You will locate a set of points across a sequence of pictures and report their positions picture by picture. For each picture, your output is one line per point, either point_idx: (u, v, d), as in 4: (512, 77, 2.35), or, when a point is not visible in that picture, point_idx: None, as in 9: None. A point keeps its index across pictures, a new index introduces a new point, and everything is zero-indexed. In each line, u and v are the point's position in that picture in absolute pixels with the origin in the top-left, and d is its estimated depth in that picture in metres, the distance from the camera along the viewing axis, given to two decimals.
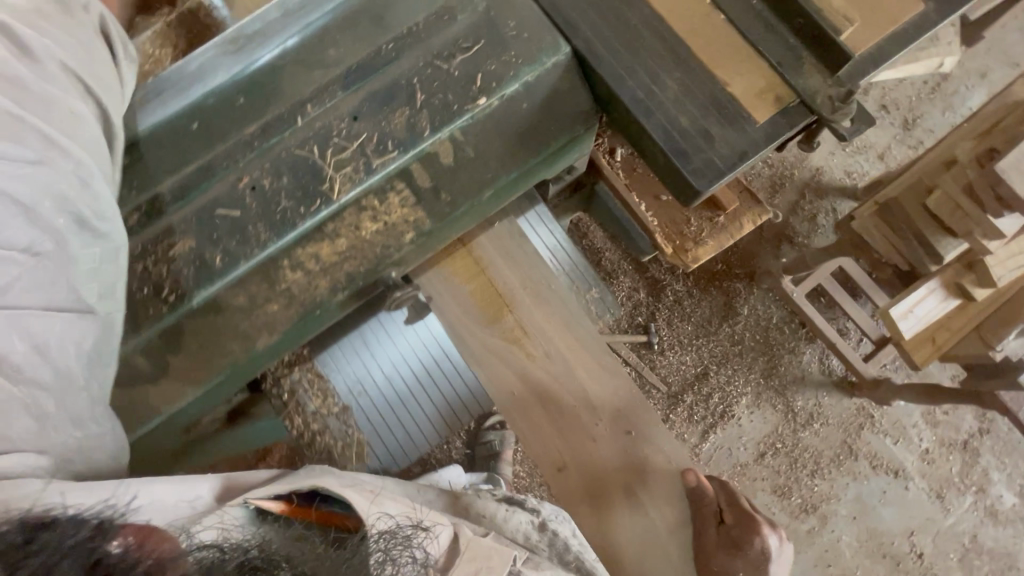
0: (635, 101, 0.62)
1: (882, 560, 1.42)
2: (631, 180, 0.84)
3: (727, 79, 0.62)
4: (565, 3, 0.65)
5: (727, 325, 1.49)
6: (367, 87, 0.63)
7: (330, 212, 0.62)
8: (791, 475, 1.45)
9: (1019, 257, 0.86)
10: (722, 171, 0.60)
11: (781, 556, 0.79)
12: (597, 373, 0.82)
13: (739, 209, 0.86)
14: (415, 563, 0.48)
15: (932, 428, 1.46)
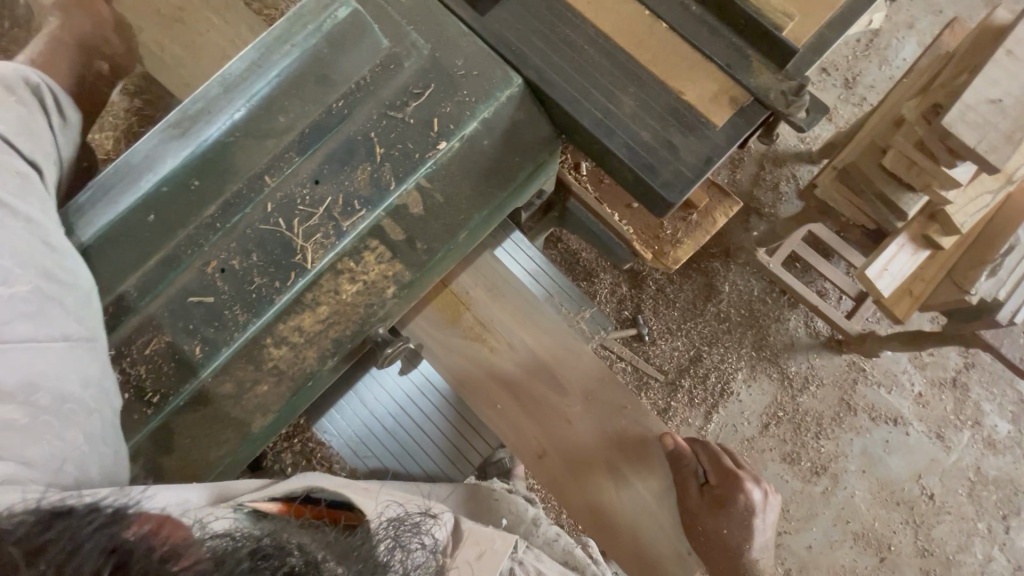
0: (595, 122, 0.62)
1: (897, 508, 1.45)
2: (600, 192, 0.87)
3: (681, 87, 0.63)
4: (509, 35, 0.64)
5: (712, 305, 1.51)
6: (323, 149, 0.62)
7: (307, 281, 0.62)
8: (798, 441, 1.47)
9: (980, 203, 0.89)
10: (691, 179, 0.60)
11: (766, 508, 0.83)
12: (563, 355, 0.82)
13: (710, 205, 0.88)
14: (424, 548, 0.57)
15: (920, 372, 1.50)
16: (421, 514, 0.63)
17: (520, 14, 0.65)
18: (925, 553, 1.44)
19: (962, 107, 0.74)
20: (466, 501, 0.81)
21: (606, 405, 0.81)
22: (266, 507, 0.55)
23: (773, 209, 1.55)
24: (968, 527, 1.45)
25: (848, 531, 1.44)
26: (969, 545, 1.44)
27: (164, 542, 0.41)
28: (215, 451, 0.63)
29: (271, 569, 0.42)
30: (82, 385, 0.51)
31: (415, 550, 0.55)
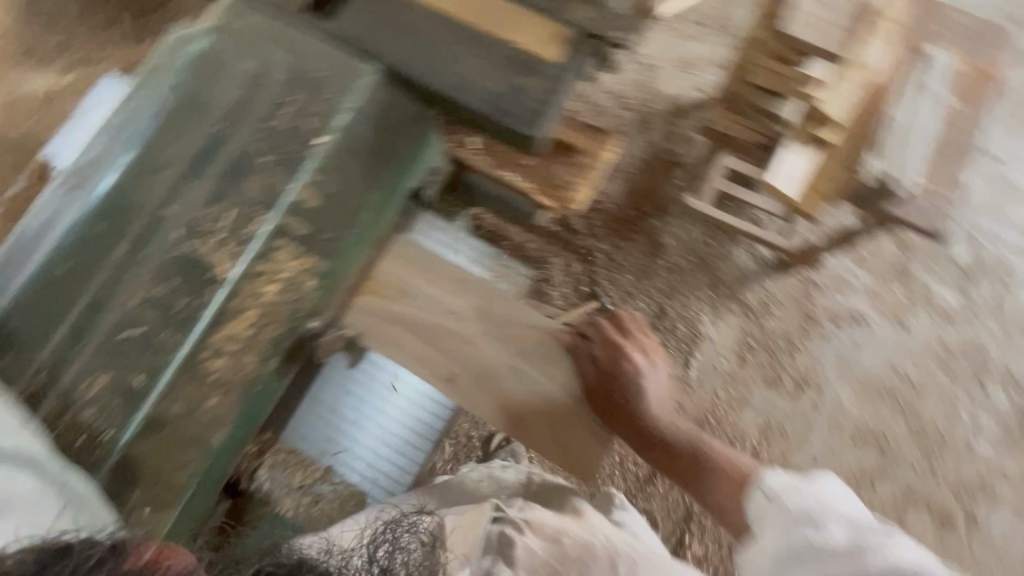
0: (458, 83, 0.84)
1: (882, 398, 1.51)
2: (495, 160, 1.03)
3: (517, 39, 0.86)
4: (360, 37, 0.85)
5: (660, 260, 1.60)
6: (218, 166, 0.81)
7: (225, 291, 0.78)
8: (774, 363, 1.54)
9: (848, 93, 0.98)
10: (544, 107, 0.84)
11: (652, 371, 0.98)
12: (448, 289, 0.95)
13: (585, 143, 1.05)
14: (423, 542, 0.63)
15: (866, 268, 1.58)
16: (417, 514, 0.70)
17: (374, 20, 0.86)
18: (920, 434, 1.49)
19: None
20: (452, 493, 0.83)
21: (494, 320, 0.94)
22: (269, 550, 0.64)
23: (690, 155, 1.65)
24: (951, 398, 1.51)
25: (844, 433, 1.49)
26: (957, 415, 1.50)
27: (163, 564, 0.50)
28: (187, 452, 0.77)
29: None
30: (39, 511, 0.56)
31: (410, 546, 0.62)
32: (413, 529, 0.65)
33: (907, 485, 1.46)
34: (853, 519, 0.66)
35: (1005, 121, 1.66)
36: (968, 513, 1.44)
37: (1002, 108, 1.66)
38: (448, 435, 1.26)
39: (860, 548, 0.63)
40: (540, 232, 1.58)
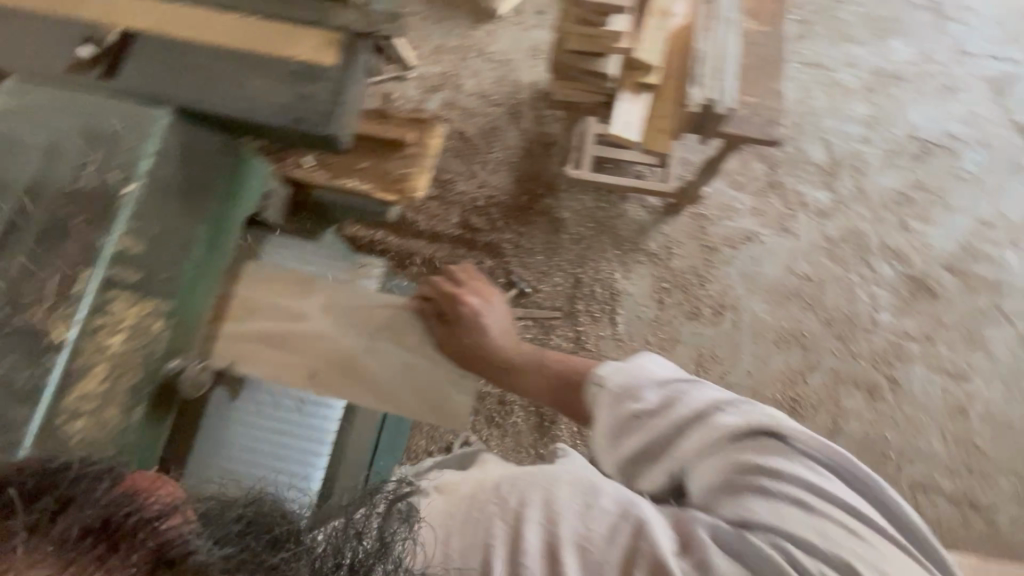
0: (244, 105, 0.75)
1: (791, 300, 1.64)
2: (333, 173, 0.92)
3: (290, 53, 0.77)
4: (136, 81, 0.75)
5: (563, 234, 1.68)
6: (29, 229, 0.68)
7: (64, 357, 0.66)
8: (690, 297, 1.64)
9: (655, 43, 1.09)
10: (337, 111, 0.76)
11: (489, 310, 1.08)
12: (296, 296, 0.96)
13: (414, 134, 0.91)
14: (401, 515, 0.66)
15: (743, 190, 1.73)
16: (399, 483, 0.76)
17: (146, 65, 0.76)
18: (830, 322, 1.62)
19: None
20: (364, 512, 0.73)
21: (344, 311, 0.96)
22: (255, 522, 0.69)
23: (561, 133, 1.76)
24: (846, 283, 1.66)
25: (767, 341, 1.61)
26: (855, 296, 1.65)
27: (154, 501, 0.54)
28: None
29: (253, 536, 0.56)
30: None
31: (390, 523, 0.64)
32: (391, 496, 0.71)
33: (833, 370, 1.58)
34: (665, 376, 0.79)
35: (817, 39, 1.90)
36: (890, 379, 1.58)
37: (811, 32, 1.91)
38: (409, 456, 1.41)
39: (673, 398, 0.75)
40: (445, 240, 1.66)
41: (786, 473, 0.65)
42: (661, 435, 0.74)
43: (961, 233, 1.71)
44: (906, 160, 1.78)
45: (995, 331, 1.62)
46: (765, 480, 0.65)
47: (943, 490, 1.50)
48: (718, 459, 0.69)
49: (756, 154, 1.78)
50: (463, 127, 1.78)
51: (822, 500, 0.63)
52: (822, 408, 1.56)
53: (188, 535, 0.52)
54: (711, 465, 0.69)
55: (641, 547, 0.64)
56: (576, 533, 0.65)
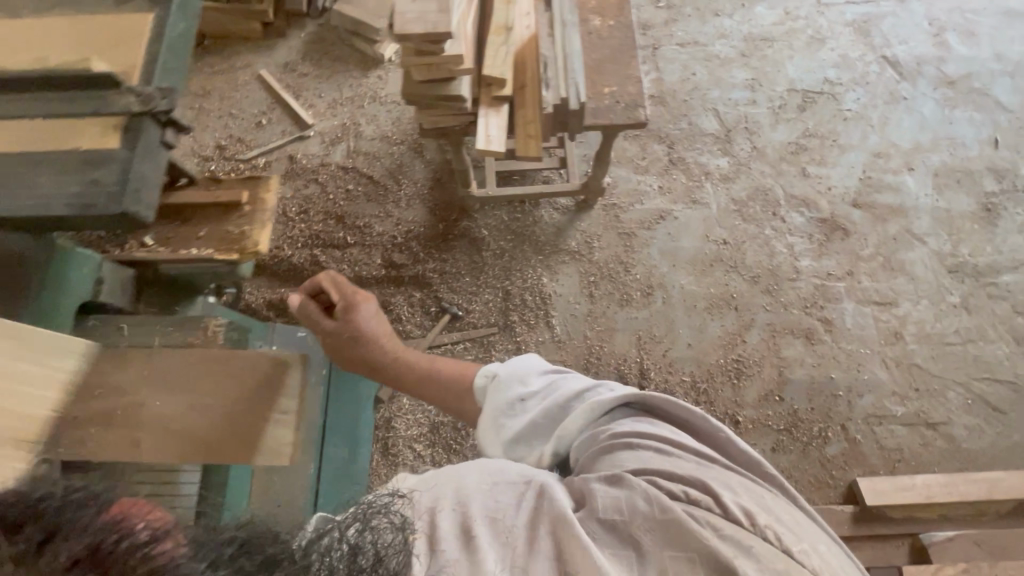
0: (28, 206, 0.63)
1: (714, 266, 1.69)
2: (174, 246, 0.87)
3: (74, 143, 0.66)
4: None
5: (485, 251, 1.71)
6: None
7: None
8: (619, 285, 1.67)
9: (502, 59, 1.16)
10: (141, 195, 0.65)
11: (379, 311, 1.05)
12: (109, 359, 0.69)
13: (251, 191, 0.90)
14: (399, 523, 0.47)
15: (648, 173, 1.79)
16: (389, 496, 0.51)
17: None
18: (756, 279, 1.67)
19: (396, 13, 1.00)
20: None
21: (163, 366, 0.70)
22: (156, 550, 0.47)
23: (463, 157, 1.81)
24: (763, 238, 1.71)
25: (700, 310, 1.64)
26: (774, 249, 1.70)
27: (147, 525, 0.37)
28: None
29: (246, 558, 0.39)
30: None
31: (382, 532, 0.46)
32: (387, 509, 0.49)
33: (768, 324, 1.62)
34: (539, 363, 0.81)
35: (688, 19, 2.00)
36: (823, 320, 1.62)
37: (681, 14, 2.00)
38: None
39: (554, 383, 0.77)
40: (371, 282, 1.67)
41: (638, 423, 0.66)
42: (540, 415, 0.73)
43: (859, 169, 1.78)
44: (793, 112, 1.86)
45: (910, 253, 1.68)
46: (619, 430, 0.65)
47: (898, 416, 1.53)
48: (585, 429, 0.70)
49: (653, 137, 1.84)
50: (369, 170, 1.81)
51: (676, 439, 0.63)
52: (766, 363, 1.58)
53: (184, 561, 0.36)
54: (583, 434, 0.69)
55: (542, 509, 0.54)
56: (486, 509, 0.54)
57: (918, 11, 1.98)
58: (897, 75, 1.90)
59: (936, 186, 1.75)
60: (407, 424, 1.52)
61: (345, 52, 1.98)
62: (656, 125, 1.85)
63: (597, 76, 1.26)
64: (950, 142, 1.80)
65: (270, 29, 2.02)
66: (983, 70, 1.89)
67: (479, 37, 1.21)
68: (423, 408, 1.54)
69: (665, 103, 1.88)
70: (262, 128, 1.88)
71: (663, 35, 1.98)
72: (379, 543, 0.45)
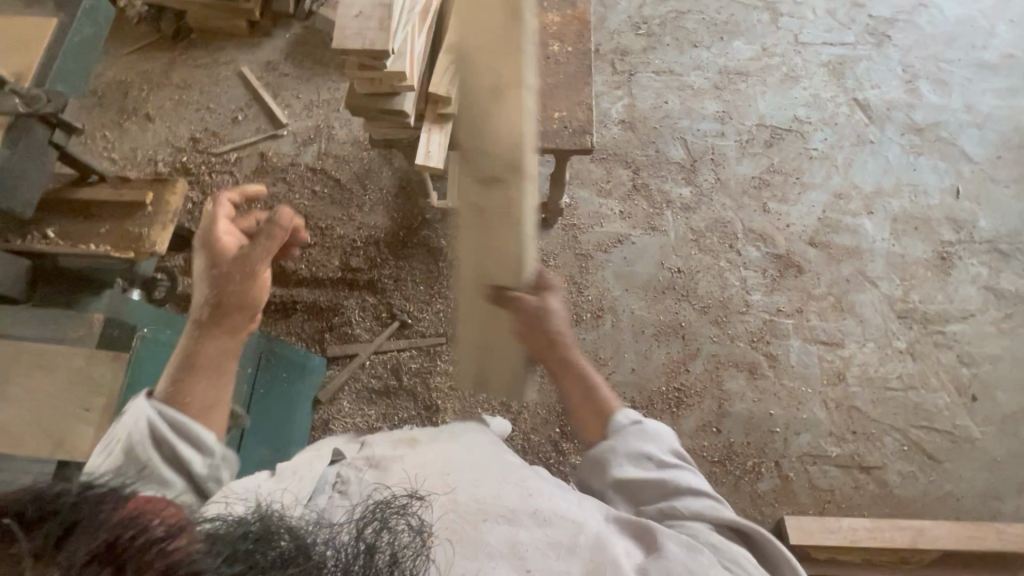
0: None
1: (666, 295, 1.70)
2: (75, 240, 1.11)
3: None
4: None
5: (442, 262, 1.72)
6: None
7: None
8: (570, 304, 1.69)
9: (450, 78, 1.18)
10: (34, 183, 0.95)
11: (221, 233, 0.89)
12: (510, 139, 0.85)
13: (155, 194, 1.16)
14: (413, 528, 0.55)
15: (611, 196, 1.81)
16: (407, 498, 0.60)
17: None
18: (706, 310, 1.68)
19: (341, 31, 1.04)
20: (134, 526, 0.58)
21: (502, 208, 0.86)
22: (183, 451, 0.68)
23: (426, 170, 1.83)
24: (717, 270, 1.73)
25: (648, 336, 1.66)
26: (726, 281, 1.71)
27: (161, 522, 0.43)
28: None
29: (261, 552, 0.45)
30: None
31: (397, 534, 0.54)
32: (405, 511, 0.57)
33: (713, 355, 1.63)
34: (675, 447, 0.82)
35: (667, 47, 2.02)
36: (768, 356, 1.63)
37: (659, 42, 2.03)
38: None
39: (680, 466, 0.79)
40: (325, 283, 1.68)
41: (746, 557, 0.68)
42: (660, 483, 0.76)
43: (819, 209, 1.80)
44: (760, 147, 1.88)
45: (861, 296, 1.69)
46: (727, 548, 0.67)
47: (832, 457, 1.53)
48: (693, 523, 0.71)
49: (619, 161, 1.86)
50: (337, 172, 1.82)
51: None
52: (708, 395, 1.59)
53: (197, 555, 0.42)
54: (688, 524, 0.71)
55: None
56: (534, 543, 0.61)
57: (894, 57, 2.00)
58: (867, 118, 1.92)
59: (893, 231, 1.77)
60: (345, 427, 1.54)
61: (327, 54, 2.01)
62: (623, 150, 1.88)
63: (548, 101, 1.29)
64: (912, 188, 1.82)
65: (256, 28, 2.04)
66: (952, 119, 1.91)
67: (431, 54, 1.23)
68: (363, 412, 1.56)
69: (635, 129, 1.90)
70: (237, 123, 1.89)
71: (640, 62, 2.00)
72: (395, 544, 0.52)
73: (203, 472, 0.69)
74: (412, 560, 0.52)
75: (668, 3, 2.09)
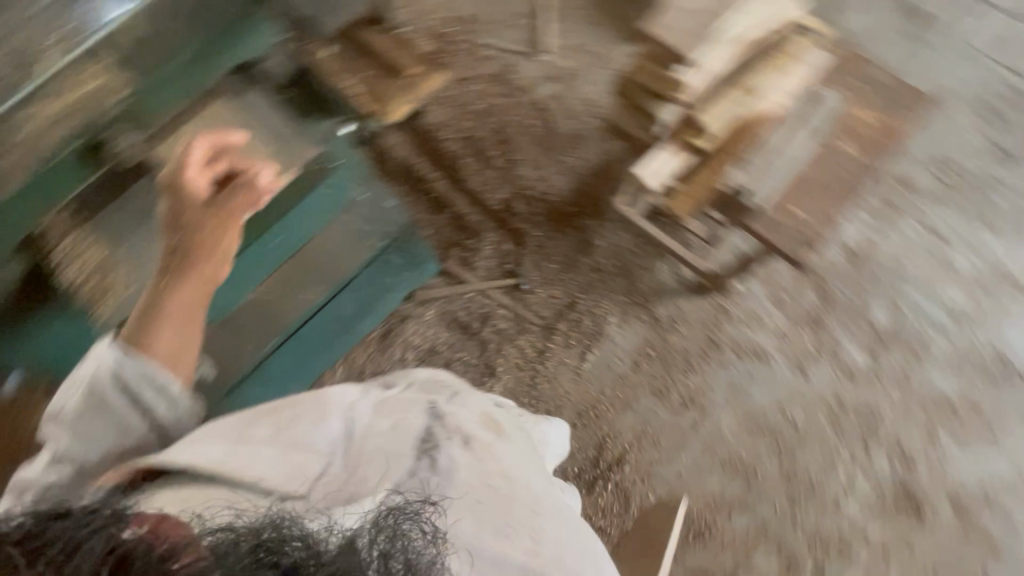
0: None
1: (762, 436, 1.54)
2: (344, 64, 1.44)
3: None
4: None
5: (586, 258, 1.67)
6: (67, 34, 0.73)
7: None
8: (667, 376, 1.58)
9: (718, 116, 1.18)
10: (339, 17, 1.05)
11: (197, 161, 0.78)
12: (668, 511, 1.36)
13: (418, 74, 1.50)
14: (427, 532, 0.54)
15: (781, 310, 1.63)
16: (420, 502, 0.56)
17: None
18: (790, 478, 1.51)
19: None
20: (237, 457, 0.60)
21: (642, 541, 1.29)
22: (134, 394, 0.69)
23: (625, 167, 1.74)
24: (830, 452, 1.52)
25: (715, 458, 1.53)
26: (832, 469, 1.51)
27: (161, 538, 0.46)
28: None
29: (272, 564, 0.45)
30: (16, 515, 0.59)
31: (412, 538, 0.52)
32: (417, 515, 0.54)
33: (763, 521, 1.48)
34: None
35: (956, 207, 1.69)
36: (816, 565, 1.45)
37: (952, 196, 1.70)
38: (345, 361, 1.59)
39: None
40: (481, 208, 1.71)
41: None
42: None
43: (988, 476, 1.50)
44: (975, 372, 1.57)
45: None
46: None
47: None
48: None
49: (815, 282, 1.65)
50: (556, 121, 1.79)
51: None
52: (729, 550, 1.47)
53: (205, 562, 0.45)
54: None
55: None
56: None
57: None
58: None
59: None
60: (415, 332, 1.62)
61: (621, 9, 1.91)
62: (829, 277, 1.65)
63: (802, 195, 1.14)
64: None
65: None
66: None
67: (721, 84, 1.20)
68: (436, 330, 1.62)
69: (857, 265, 1.65)
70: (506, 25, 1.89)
71: (915, 203, 1.69)
72: (409, 553, 0.51)
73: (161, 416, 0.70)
74: (424, 562, 0.52)
75: (996, 164, 1.72)
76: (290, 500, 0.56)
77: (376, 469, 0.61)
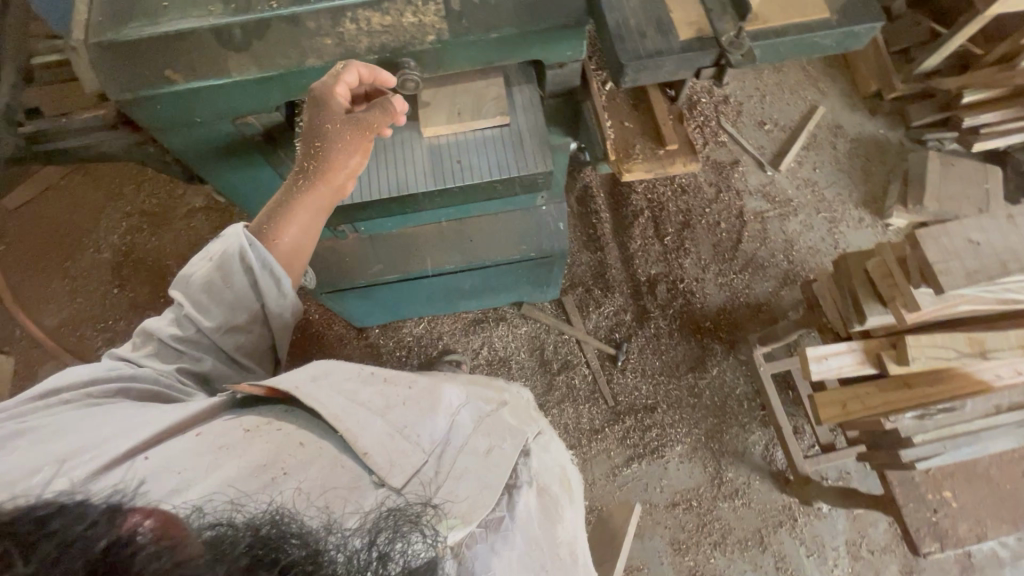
0: (616, 23, 0.72)
1: None
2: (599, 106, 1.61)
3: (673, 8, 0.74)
4: None
5: (691, 376, 1.57)
6: None
7: None
8: (694, 537, 1.45)
9: (939, 349, 0.96)
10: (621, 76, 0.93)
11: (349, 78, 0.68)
12: None
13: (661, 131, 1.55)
14: (430, 541, 0.48)
15: (851, 560, 1.42)
16: (422, 505, 0.51)
17: None
18: None
19: (940, 229, 0.85)
20: (350, 417, 0.58)
21: None
22: (253, 281, 0.69)
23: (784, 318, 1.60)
24: None
25: None
26: None
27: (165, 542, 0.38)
28: (217, 68, 0.67)
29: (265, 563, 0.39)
30: (193, 418, 0.58)
31: (415, 542, 0.47)
32: (418, 522, 0.49)
33: None
34: None
35: None
36: None
37: None
38: (431, 321, 1.64)
39: None
40: (627, 270, 1.66)
41: None
42: None
43: None
44: None
45: None
46: None
47: None
48: None
49: (905, 559, 1.42)
50: (746, 237, 1.68)
51: None
52: None
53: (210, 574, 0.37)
54: None
55: None
56: None
57: None
58: None
59: None
60: (500, 336, 1.63)
61: (879, 174, 1.75)
62: (924, 563, 1.41)
63: None
64: None
65: (874, 98, 1.83)
66: None
67: (944, 323, 1.00)
68: (519, 347, 1.62)
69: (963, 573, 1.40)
70: (759, 125, 1.80)
71: None
72: (410, 555, 0.46)
73: (270, 307, 0.72)
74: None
75: None
76: (383, 490, 0.53)
77: (467, 486, 0.58)
